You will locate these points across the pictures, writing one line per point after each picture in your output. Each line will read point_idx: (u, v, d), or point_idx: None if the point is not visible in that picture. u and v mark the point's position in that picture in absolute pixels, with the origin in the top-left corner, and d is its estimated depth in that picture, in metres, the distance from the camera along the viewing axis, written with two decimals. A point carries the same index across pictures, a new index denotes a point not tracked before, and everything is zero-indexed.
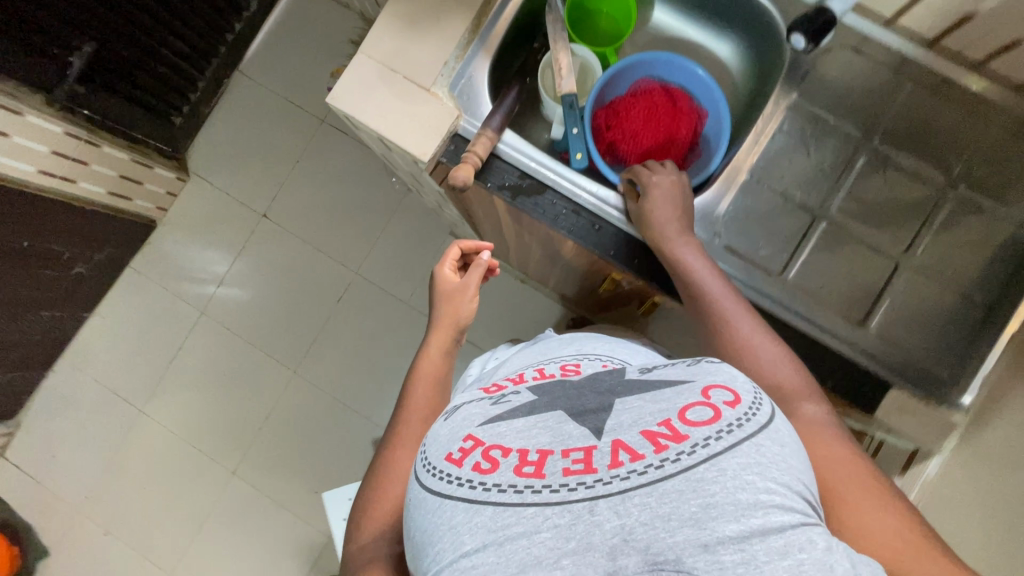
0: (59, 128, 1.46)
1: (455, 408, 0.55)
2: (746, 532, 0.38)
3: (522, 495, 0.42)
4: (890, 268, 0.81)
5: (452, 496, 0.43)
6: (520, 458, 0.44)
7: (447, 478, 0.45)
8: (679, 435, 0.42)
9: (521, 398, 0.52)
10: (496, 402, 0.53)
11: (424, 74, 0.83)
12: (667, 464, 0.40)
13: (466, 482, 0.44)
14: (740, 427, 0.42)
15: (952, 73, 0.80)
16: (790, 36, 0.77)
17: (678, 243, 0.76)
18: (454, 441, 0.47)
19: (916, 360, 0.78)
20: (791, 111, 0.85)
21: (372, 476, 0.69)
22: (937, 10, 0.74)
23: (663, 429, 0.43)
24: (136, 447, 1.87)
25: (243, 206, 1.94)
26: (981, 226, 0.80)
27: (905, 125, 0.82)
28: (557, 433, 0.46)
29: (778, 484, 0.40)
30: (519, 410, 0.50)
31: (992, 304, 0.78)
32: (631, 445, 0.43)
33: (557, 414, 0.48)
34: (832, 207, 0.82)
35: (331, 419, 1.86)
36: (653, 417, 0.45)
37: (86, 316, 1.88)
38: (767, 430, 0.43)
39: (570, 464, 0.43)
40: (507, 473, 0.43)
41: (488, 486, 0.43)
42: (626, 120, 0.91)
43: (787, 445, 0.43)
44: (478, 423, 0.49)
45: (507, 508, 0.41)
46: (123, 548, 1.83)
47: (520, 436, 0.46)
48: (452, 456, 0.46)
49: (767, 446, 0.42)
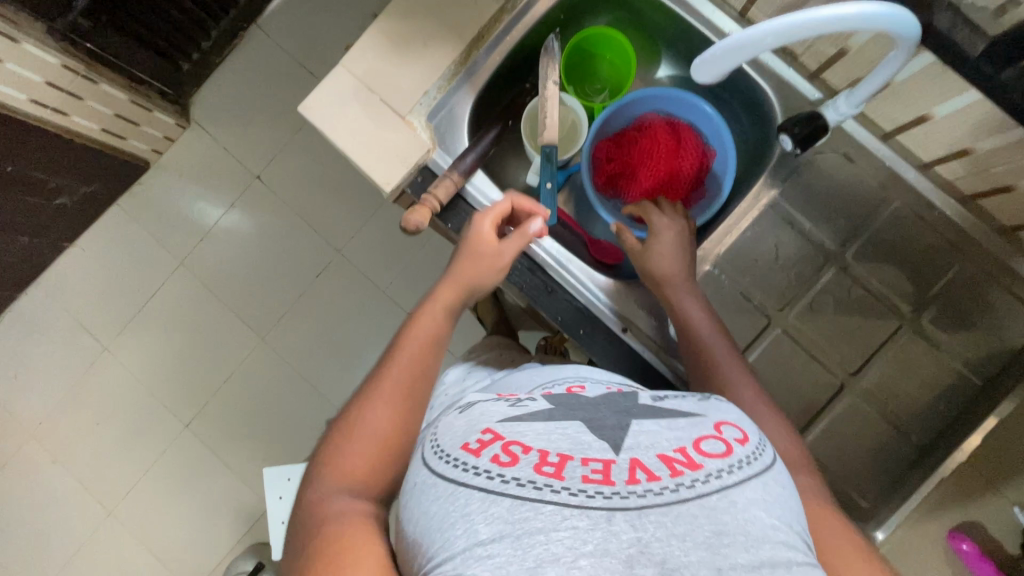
0: (57, 61, 1.40)
1: (467, 404, 0.56)
2: (756, 561, 0.41)
3: (540, 492, 0.43)
4: (835, 387, 0.80)
5: (469, 485, 0.44)
6: (541, 458, 0.46)
7: (462, 467, 0.46)
8: (694, 463, 0.46)
9: (538, 404, 0.54)
10: (512, 403, 0.54)
11: (403, 100, 0.80)
12: (683, 488, 0.44)
13: (484, 472, 0.45)
14: (751, 464, 0.47)
15: (941, 200, 0.77)
16: (780, 135, 0.74)
17: (680, 293, 0.75)
18: (472, 433, 0.49)
19: (843, 483, 0.79)
20: (769, 208, 0.83)
21: (346, 431, 0.59)
22: (936, 137, 0.71)
23: (678, 455, 0.47)
24: (97, 379, 1.87)
25: (237, 163, 1.89)
26: (934, 363, 0.79)
27: (883, 243, 0.80)
28: (577, 441, 0.48)
29: (781, 524, 0.45)
30: (536, 414, 0.52)
31: (928, 444, 0.78)
32: (648, 466, 0.46)
33: (576, 423, 0.50)
34: (789, 315, 0.81)
35: (294, 387, 1.86)
36: (671, 442, 0.48)
37: (65, 246, 1.85)
38: (772, 470, 0.48)
39: (589, 473, 0.45)
40: (526, 469, 0.45)
41: (506, 479, 0.44)
42: (627, 157, 0.88)
43: (786, 490, 0.49)
44: (496, 420, 0.51)
45: (525, 503, 0.42)
46: (68, 480, 1.84)
47: (540, 438, 0.48)
48: (470, 446, 0.48)
49: (772, 485, 0.47)
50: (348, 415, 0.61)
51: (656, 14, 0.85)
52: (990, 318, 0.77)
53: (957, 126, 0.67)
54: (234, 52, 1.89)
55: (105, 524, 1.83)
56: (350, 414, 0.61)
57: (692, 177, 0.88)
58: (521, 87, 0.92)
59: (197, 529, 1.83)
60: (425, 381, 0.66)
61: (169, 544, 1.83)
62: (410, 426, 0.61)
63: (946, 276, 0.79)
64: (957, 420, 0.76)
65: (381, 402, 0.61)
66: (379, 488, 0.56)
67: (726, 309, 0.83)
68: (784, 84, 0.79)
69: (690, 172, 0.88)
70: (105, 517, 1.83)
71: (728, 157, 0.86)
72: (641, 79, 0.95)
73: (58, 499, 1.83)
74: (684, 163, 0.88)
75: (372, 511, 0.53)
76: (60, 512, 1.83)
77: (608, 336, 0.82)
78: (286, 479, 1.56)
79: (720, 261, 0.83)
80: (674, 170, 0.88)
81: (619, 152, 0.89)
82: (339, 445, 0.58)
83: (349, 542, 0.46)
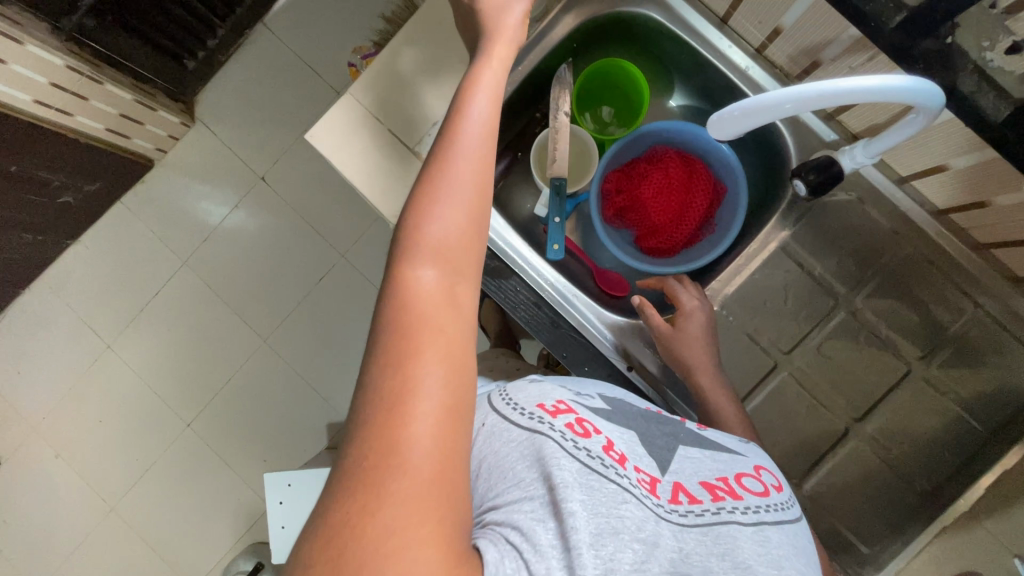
0: (60, 62, 1.38)
1: (534, 381, 0.60)
2: None
3: (605, 468, 0.46)
4: (840, 431, 0.80)
5: (545, 435, 0.48)
6: (608, 444, 0.50)
7: (539, 423, 0.50)
8: (735, 493, 0.51)
9: (599, 401, 0.58)
10: (577, 394, 0.58)
11: (411, 131, 0.79)
12: (723, 512, 0.49)
13: (559, 431, 0.49)
14: (783, 509, 0.52)
15: (954, 248, 0.76)
16: (793, 179, 0.74)
17: (701, 370, 0.75)
18: (548, 399, 0.54)
19: (842, 526, 0.79)
20: (778, 251, 0.83)
21: (423, 195, 0.48)
22: (953, 187, 0.70)
23: (719, 484, 0.52)
24: (100, 376, 1.87)
25: (241, 164, 1.87)
26: (944, 411, 0.78)
27: (894, 288, 0.79)
28: (632, 447, 0.52)
29: (808, 569, 0.48)
30: (599, 410, 0.56)
31: (930, 494, 0.77)
32: (690, 491, 0.50)
33: (632, 432, 0.55)
34: (795, 359, 0.81)
35: (295, 391, 1.85)
36: (711, 474, 0.54)
37: (69, 243, 1.84)
38: (800, 522, 0.53)
39: (641, 478, 0.49)
40: (596, 445, 0.49)
41: (579, 446, 0.48)
42: (638, 189, 0.87)
43: (808, 542, 0.52)
44: (568, 399, 0.55)
45: (593, 472, 0.45)
46: (71, 475, 1.85)
47: (608, 429, 0.52)
48: (545, 407, 0.53)
49: (802, 534, 0.51)
50: (424, 174, 0.49)
51: (670, 45, 0.83)
52: (1002, 368, 0.76)
53: (975, 180, 0.66)
54: (240, 52, 1.86)
55: (107, 519, 1.85)
56: (424, 174, 0.49)
57: (702, 211, 0.87)
58: (530, 115, 0.90)
59: (197, 526, 1.85)
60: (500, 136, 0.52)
61: (168, 540, 1.84)
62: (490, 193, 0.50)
63: (958, 323, 0.77)
64: (962, 470, 0.76)
65: (462, 162, 0.49)
66: (465, 259, 0.47)
67: (730, 349, 0.83)
68: (801, 125, 0.78)
69: (701, 207, 0.87)
70: (106, 513, 1.85)
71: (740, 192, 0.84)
72: (653, 109, 0.94)
73: (60, 493, 1.85)
74: (696, 200, 0.87)
75: (457, 296, 0.45)
76: (62, 506, 1.84)
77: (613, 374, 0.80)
78: (287, 484, 1.53)
79: (727, 302, 0.84)
80: (686, 205, 0.87)
81: (630, 184, 0.88)
82: (417, 212, 0.47)
83: (426, 356, 0.41)
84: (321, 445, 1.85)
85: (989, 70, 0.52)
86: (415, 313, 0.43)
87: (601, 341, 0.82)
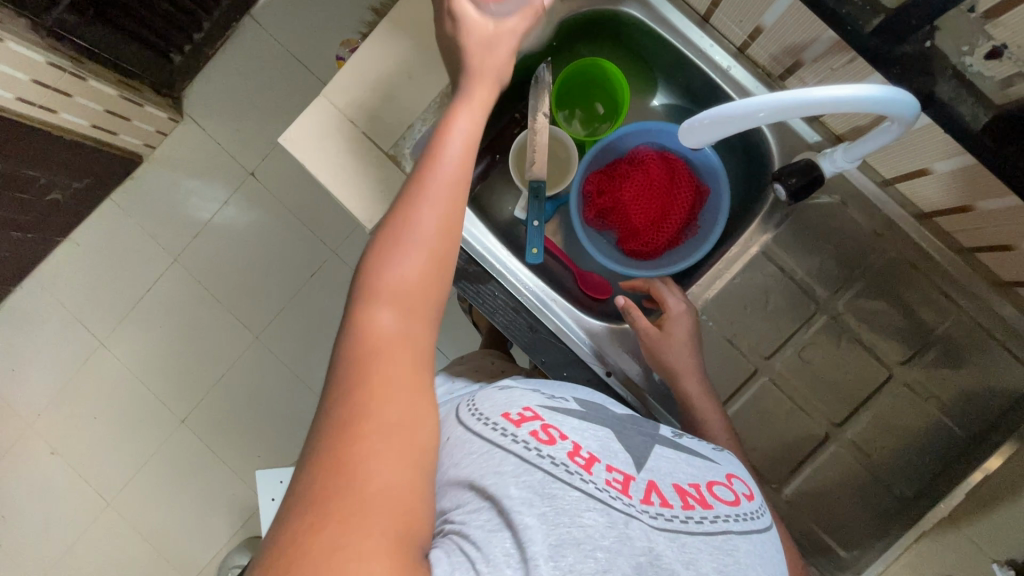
0: (42, 59, 1.36)
1: (505, 388, 0.59)
2: None
3: (570, 476, 0.46)
4: (819, 437, 0.79)
5: (505, 449, 0.48)
6: (574, 448, 0.49)
7: (502, 432, 0.50)
8: (705, 502, 0.51)
9: (573, 403, 0.58)
10: (550, 397, 0.57)
11: (386, 134, 0.78)
12: (692, 521, 0.48)
13: (522, 441, 0.48)
14: (752, 519, 0.52)
15: (939, 252, 0.75)
16: (773, 184, 0.72)
17: (685, 375, 0.74)
18: (513, 407, 0.53)
19: (820, 530, 0.79)
20: (760, 256, 0.82)
21: (388, 239, 0.48)
22: (936, 191, 0.69)
23: (691, 490, 0.52)
24: (94, 373, 1.88)
25: (230, 159, 1.85)
26: (925, 414, 0.77)
27: (875, 292, 0.79)
28: (605, 446, 0.52)
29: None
30: (572, 410, 0.56)
31: (910, 499, 0.77)
32: (663, 492, 0.50)
33: (607, 431, 0.55)
34: (776, 364, 0.80)
35: (287, 388, 1.85)
36: (685, 477, 0.53)
37: (59, 240, 1.83)
38: (769, 532, 0.53)
39: (612, 478, 0.48)
40: (561, 452, 0.48)
41: (542, 454, 0.47)
42: (619, 191, 0.86)
43: (777, 552, 0.53)
44: (537, 403, 0.55)
45: (556, 481, 0.45)
46: (66, 470, 1.86)
47: (576, 431, 0.52)
48: (510, 416, 0.52)
49: (769, 545, 0.51)
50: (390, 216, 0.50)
51: (652, 42, 0.81)
52: (987, 374, 0.75)
53: (959, 185, 0.65)
54: (227, 45, 1.83)
55: (102, 516, 1.86)
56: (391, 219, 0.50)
57: (685, 213, 0.86)
58: (510, 116, 0.88)
59: (192, 521, 1.86)
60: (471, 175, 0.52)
61: (164, 537, 1.85)
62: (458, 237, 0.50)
63: (942, 327, 0.76)
64: (943, 475, 0.75)
65: (428, 206, 0.49)
66: (429, 302, 0.48)
67: (712, 354, 0.81)
68: (783, 126, 0.76)
69: (683, 208, 0.85)
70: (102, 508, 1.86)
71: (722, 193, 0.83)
72: (636, 108, 0.92)
73: (56, 490, 1.86)
74: (678, 201, 0.85)
75: (418, 341, 0.46)
76: (58, 502, 1.86)
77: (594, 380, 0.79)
78: (278, 481, 1.53)
79: (707, 306, 0.83)
80: (668, 207, 0.86)
81: (612, 185, 0.87)
82: (380, 252, 0.48)
83: (382, 402, 0.41)
84: None
85: (969, 75, 0.51)
86: (376, 354, 0.44)
87: (581, 346, 0.81)
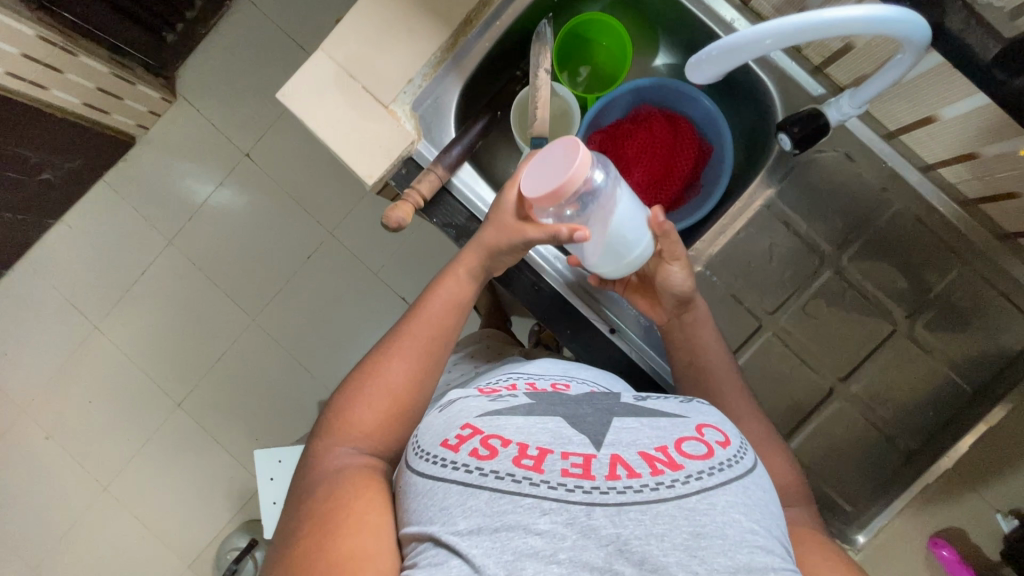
0: (32, 32, 1.33)
1: (449, 401, 0.58)
2: (733, 566, 0.44)
3: (518, 485, 0.46)
4: (824, 391, 0.79)
5: (448, 479, 0.48)
6: (520, 451, 0.48)
7: (441, 462, 0.49)
8: (674, 463, 0.48)
9: (519, 399, 0.56)
10: (493, 398, 0.56)
11: (386, 89, 0.77)
12: (663, 487, 0.46)
13: (463, 466, 0.48)
14: (730, 468, 0.49)
15: (942, 203, 0.75)
16: (778, 134, 0.71)
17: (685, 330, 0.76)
18: (452, 429, 0.52)
19: (827, 485, 0.79)
20: (764, 209, 0.82)
21: (358, 385, 0.64)
22: (941, 138, 0.68)
23: (659, 455, 0.49)
24: (91, 358, 1.85)
25: (225, 141, 1.81)
26: (928, 366, 0.77)
27: (882, 244, 0.78)
28: (557, 435, 0.50)
29: (759, 527, 0.46)
30: (516, 409, 0.54)
31: (915, 451, 0.77)
32: (629, 462, 0.48)
33: (557, 419, 0.53)
34: (782, 318, 0.80)
35: (287, 371, 1.82)
36: (651, 441, 0.51)
37: (52, 222, 1.80)
38: (753, 474, 0.50)
39: (569, 467, 0.47)
40: (505, 462, 0.47)
41: (484, 472, 0.47)
42: (623, 149, 0.84)
43: (767, 490, 0.51)
44: (475, 414, 0.53)
45: (503, 496, 0.45)
46: (64, 455, 1.84)
47: (520, 432, 0.50)
48: (449, 442, 0.50)
49: (753, 489, 0.49)
50: (360, 369, 0.66)
51: None
52: (988, 327, 0.75)
53: (967, 131, 0.64)
54: (221, 24, 1.80)
55: (98, 502, 1.83)
56: (358, 372, 0.66)
57: (688, 169, 0.84)
58: (511, 73, 0.87)
59: (191, 505, 1.83)
60: (445, 335, 0.69)
61: (160, 522, 1.82)
62: (418, 380, 0.65)
63: (945, 281, 0.77)
64: (948, 426, 0.76)
65: (393, 360, 0.65)
66: (388, 436, 0.62)
67: (716, 311, 0.81)
68: (786, 79, 0.76)
69: (687, 165, 0.84)
70: (100, 493, 1.83)
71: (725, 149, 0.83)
72: (638, 68, 0.91)
73: (50, 476, 1.83)
74: (681, 158, 0.84)
75: (380, 467, 0.60)
76: (53, 487, 1.83)
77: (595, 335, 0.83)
78: (278, 459, 1.50)
79: (711, 262, 0.82)
80: (672, 163, 0.84)
81: (615, 143, 0.85)
82: (348, 397, 0.64)
83: (340, 501, 0.52)
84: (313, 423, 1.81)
85: (977, 7, 0.51)
86: (338, 472, 0.57)
87: (581, 303, 0.83)
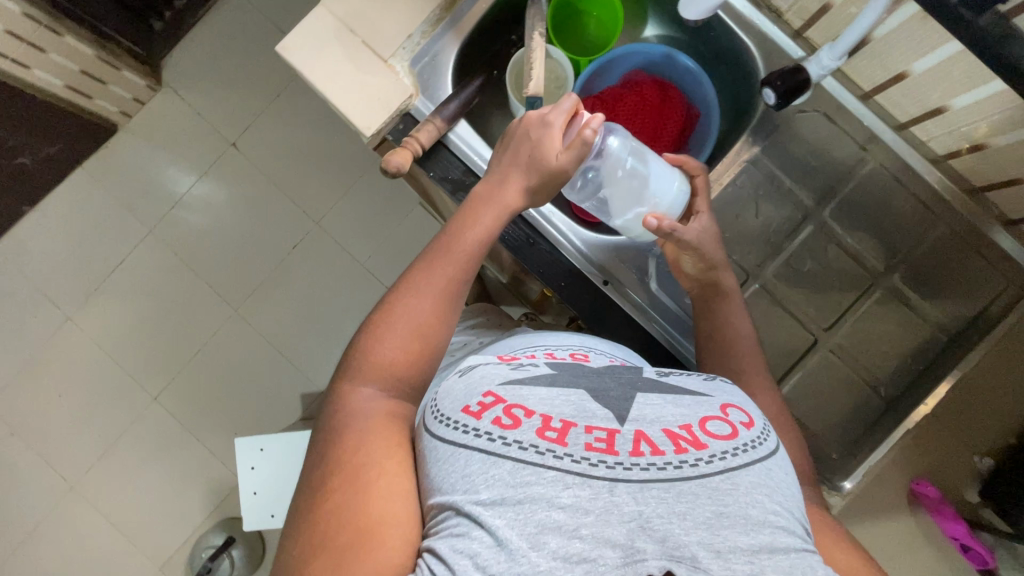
0: (18, 9, 1.25)
1: (469, 366, 0.58)
2: (755, 546, 0.44)
3: (542, 457, 0.46)
4: (809, 342, 0.83)
5: (469, 446, 0.47)
6: (544, 423, 0.49)
7: (463, 429, 0.49)
8: (699, 442, 0.49)
9: (540, 369, 0.56)
10: (514, 367, 0.56)
11: (385, 43, 0.79)
12: (686, 466, 0.46)
13: (485, 434, 0.48)
14: (753, 449, 0.50)
15: (913, 160, 0.80)
16: (763, 89, 0.75)
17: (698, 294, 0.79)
18: (473, 396, 0.51)
19: (815, 430, 0.82)
20: (750, 166, 0.86)
21: (374, 328, 0.63)
22: (914, 95, 0.73)
23: (683, 433, 0.49)
24: (56, 357, 1.69)
25: (210, 128, 1.72)
26: (903, 319, 0.82)
27: (862, 202, 0.83)
28: (580, 409, 0.51)
29: (781, 507, 0.47)
30: (539, 378, 0.54)
31: (897, 397, 0.81)
32: (653, 440, 0.49)
33: (579, 391, 0.53)
34: (768, 270, 0.84)
35: (272, 368, 1.71)
36: (674, 419, 0.51)
37: (25, 209, 1.66)
38: (775, 456, 0.50)
39: (593, 441, 0.48)
40: (529, 433, 0.47)
41: (507, 441, 0.47)
42: (613, 113, 0.88)
43: (788, 473, 0.51)
44: (497, 382, 0.53)
45: (526, 468, 0.45)
46: (23, 459, 1.67)
47: (543, 402, 0.51)
48: (470, 409, 0.50)
49: (774, 471, 0.49)
50: (378, 309, 0.64)
51: None
52: (960, 282, 0.80)
53: (937, 82, 0.69)
54: (210, 13, 1.71)
55: (60, 506, 1.66)
56: (372, 317, 0.64)
57: (677, 133, 0.89)
58: (506, 38, 0.91)
59: (163, 512, 1.67)
60: (463, 278, 0.67)
61: (127, 528, 1.67)
62: (438, 321, 0.64)
63: (926, 240, 0.81)
64: (923, 375, 0.80)
65: (412, 298, 0.64)
66: (404, 381, 0.61)
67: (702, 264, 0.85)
68: (768, 43, 0.81)
69: (676, 129, 0.89)
70: (58, 504, 1.66)
71: (712, 112, 0.88)
72: (628, 39, 0.96)
73: (8, 483, 1.66)
74: (670, 121, 0.89)
75: (397, 410, 0.58)
76: (6, 499, 1.65)
77: (591, 290, 0.85)
78: (258, 450, 1.40)
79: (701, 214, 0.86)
80: (661, 127, 0.88)
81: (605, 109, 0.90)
82: (366, 342, 0.62)
83: (358, 451, 0.51)
84: (294, 417, 1.70)
85: None
86: (358, 414, 0.56)
87: (578, 261, 0.85)
